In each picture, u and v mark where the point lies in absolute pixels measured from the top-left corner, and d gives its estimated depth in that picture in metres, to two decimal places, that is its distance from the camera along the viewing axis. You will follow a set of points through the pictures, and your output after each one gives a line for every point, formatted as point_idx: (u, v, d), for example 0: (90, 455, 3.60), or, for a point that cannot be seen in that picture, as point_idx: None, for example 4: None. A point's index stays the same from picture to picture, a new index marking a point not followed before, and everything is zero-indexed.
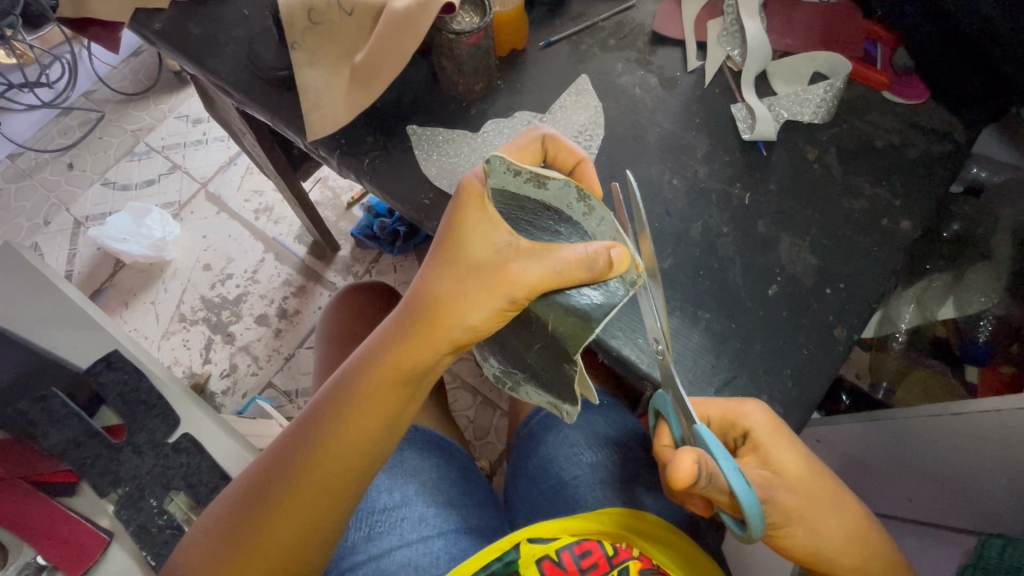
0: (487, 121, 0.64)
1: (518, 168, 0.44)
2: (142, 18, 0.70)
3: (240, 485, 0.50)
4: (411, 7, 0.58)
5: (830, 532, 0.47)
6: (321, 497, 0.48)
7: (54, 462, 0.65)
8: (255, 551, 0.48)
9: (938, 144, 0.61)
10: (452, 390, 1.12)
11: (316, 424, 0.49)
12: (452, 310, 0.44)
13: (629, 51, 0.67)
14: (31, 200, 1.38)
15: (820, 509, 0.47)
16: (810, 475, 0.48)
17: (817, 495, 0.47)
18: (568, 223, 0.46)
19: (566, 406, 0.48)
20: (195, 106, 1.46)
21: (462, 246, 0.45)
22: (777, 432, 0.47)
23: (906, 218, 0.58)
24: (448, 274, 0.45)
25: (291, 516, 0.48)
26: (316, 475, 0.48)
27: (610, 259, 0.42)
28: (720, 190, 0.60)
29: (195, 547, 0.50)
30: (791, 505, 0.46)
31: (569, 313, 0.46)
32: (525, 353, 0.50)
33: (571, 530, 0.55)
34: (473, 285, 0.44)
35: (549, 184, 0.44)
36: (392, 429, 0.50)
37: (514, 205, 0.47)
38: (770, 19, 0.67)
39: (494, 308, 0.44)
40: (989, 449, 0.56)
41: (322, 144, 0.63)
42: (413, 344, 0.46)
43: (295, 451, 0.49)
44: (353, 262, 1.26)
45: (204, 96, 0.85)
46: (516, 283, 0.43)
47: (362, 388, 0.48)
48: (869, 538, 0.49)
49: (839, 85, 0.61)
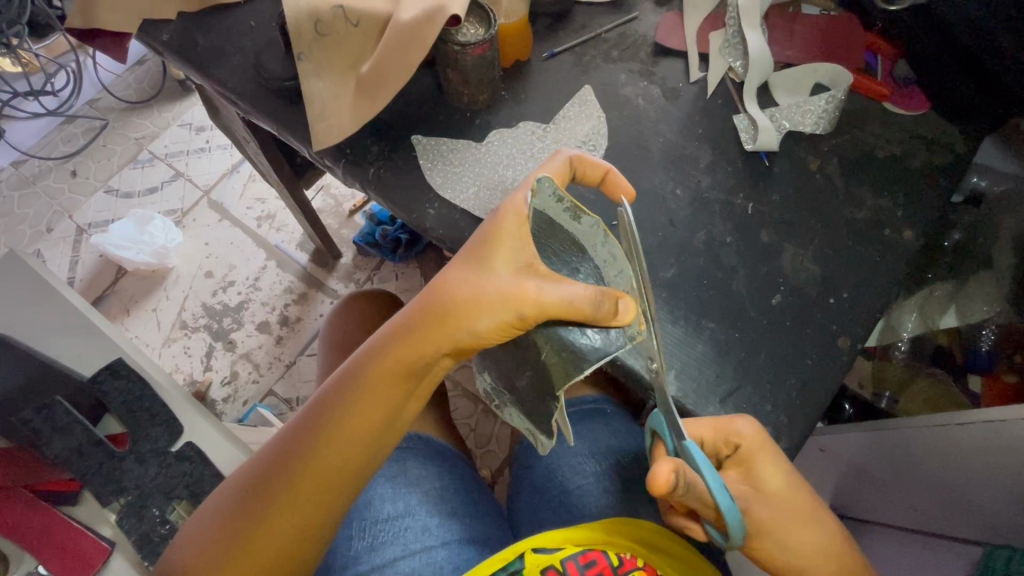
0: (492, 131, 0.64)
1: (562, 194, 0.47)
2: (150, 29, 0.70)
3: (242, 475, 0.50)
4: (418, 17, 0.59)
5: (802, 551, 0.47)
6: (317, 494, 0.48)
7: (56, 471, 0.64)
8: (252, 545, 0.47)
9: (940, 155, 0.61)
10: (453, 398, 1.12)
11: (321, 416, 0.49)
12: (463, 315, 0.45)
13: (632, 63, 0.68)
14: (35, 207, 1.38)
15: (796, 522, 0.47)
16: (789, 490, 0.48)
17: (793, 511, 0.47)
18: (589, 263, 0.49)
19: (541, 436, 0.49)
20: (198, 115, 1.47)
21: (484, 256, 0.46)
22: (756, 456, 0.47)
23: (909, 228, 0.59)
24: (464, 280, 0.46)
25: (290, 510, 0.48)
26: (316, 469, 0.48)
27: (616, 307, 0.44)
28: (723, 201, 0.60)
29: (193, 539, 0.50)
30: (764, 516, 0.47)
31: (563, 348, 0.48)
32: (515, 375, 0.52)
33: (575, 540, 0.54)
34: (487, 295, 0.45)
35: (583, 220, 0.47)
36: (390, 427, 0.50)
37: (548, 229, 0.49)
38: (772, 30, 0.68)
39: (502, 320, 0.45)
40: (994, 462, 0.56)
41: (328, 153, 0.63)
42: (419, 342, 0.47)
43: (298, 441, 0.49)
44: (355, 270, 1.27)
45: (209, 105, 0.85)
46: (529, 301, 0.44)
47: (367, 380, 0.48)
48: (847, 555, 0.49)
49: (840, 96, 0.62)
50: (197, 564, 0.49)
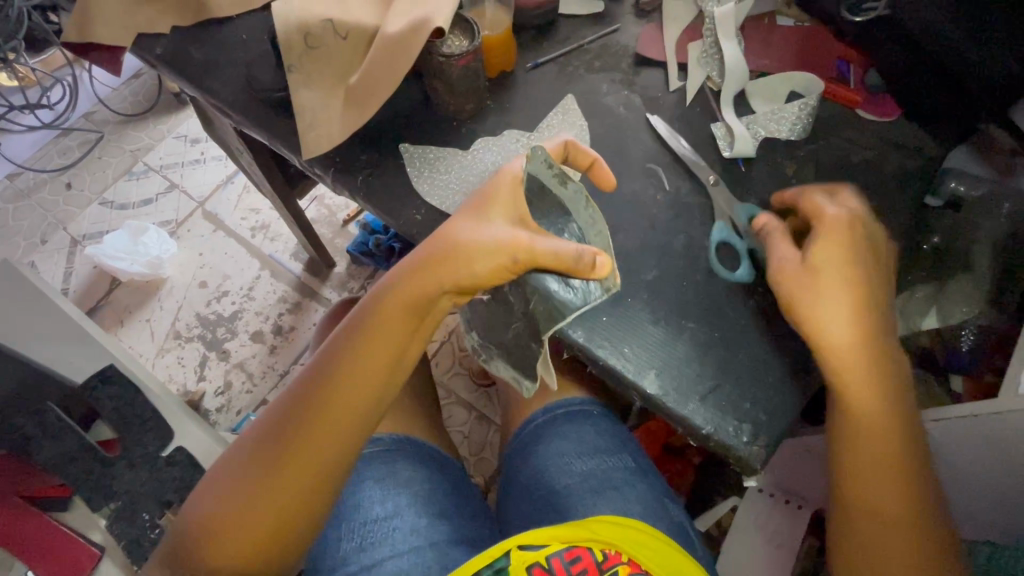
0: (477, 139, 0.66)
1: (553, 161, 0.52)
2: (145, 43, 0.72)
3: (257, 425, 0.52)
4: (404, 31, 0.61)
5: (847, 326, 0.51)
6: (327, 434, 0.49)
7: (44, 477, 0.66)
8: (268, 487, 0.49)
9: (912, 160, 0.63)
10: (446, 406, 1.12)
11: (331, 362, 0.51)
12: (461, 258, 0.48)
13: (614, 72, 0.70)
14: (30, 219, 1.39)
15: (819, 287, 0.52)
16: (838, 266, 0.53)
17: (826, 277, 0.52)
18: (573, 226, 0.54)
19: (526, 380, 0.56)
20: (192, 127, 1.49)
21: (480, 208, 0.50)
22: (831, 233, 0.53)
23: (882, 230, 0.61)
24: (465, 232, 0.49)
25: (303, 449, 0.49)
26: (325, 411, 0.49)
27: (595, 262, 0.47)
28: (703, 206, 0.62)
29: (210, 490, 0.51)
30: (792, 271, 0.54)
31: (547, 300, 0.53)
32: (503, 330, 0.56)
33: (559, 536, 0.54)
34: (482, 241, 0.48)
35: (569, 185, 0.53)
36: (396, 370, 0.52)
37: (538, 196, 0.54)
38: (749, 41, 0.70)
39: (497, 262, 0.48)
40: (977, 463, 0.58)
41: (317, 162, 0.65)
42: (422, 284, 0.50)
43: (309, 388, 0.51)
44: (349, 279, 1.28)
45: (204, 117, 0.87)
46: (521, 244, 0.47)
47: (375, 324, 0.51)
48: (887, 364, 0.52)
49: (813, 103, 0.64)
50: (214, 514, 0.49)
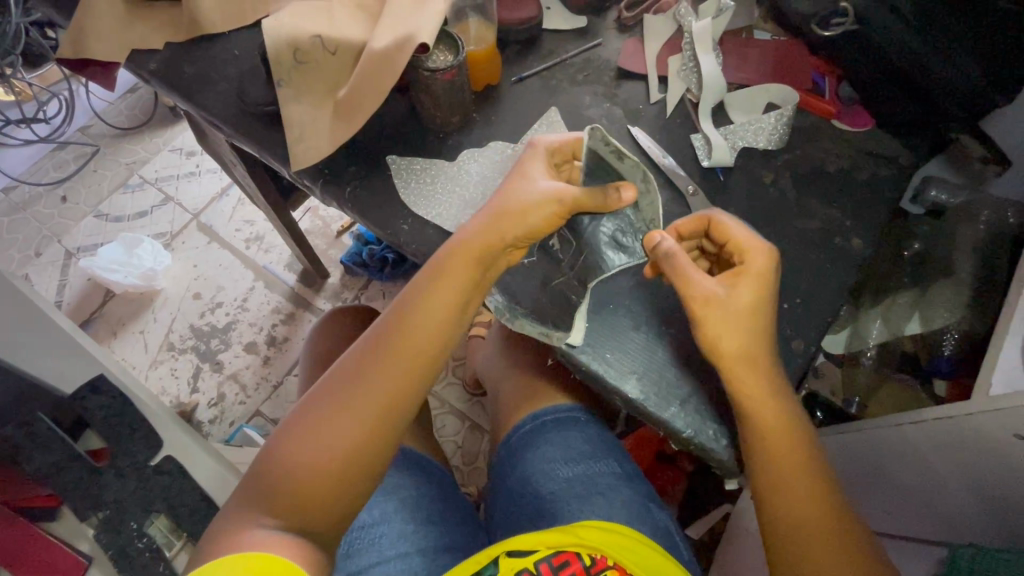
0: (463, 151, 0.67)
1: (610, 139, 0.55)
2: (138, 58, 0.74)
3: (331, 376, 0.53)
4: (389, 47, 0.63)
5: (735, 340, 0.50)
6: (405, 371, 0.52)
7: (36, 487, 0.65)
8: (348, 424, 0.50)
9: (885, 168, 0.65)
10: (439, 415, 1.13)
11: (400, 312, 0.54)
12: (520, 210, 0.53)
13: (596, 85, 0.71)
14: (25, 232, 1.40)
15: (726, 312, 0.51)
16: (746, 298, 0.51)
17: (733, 310, 0.51)
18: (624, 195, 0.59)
19: (559, 333, 0.55)
20: (188, 140, 1.50)
21: (528, 172, 0.56)
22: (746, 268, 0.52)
23: (858, 237, 0.62)
24: (514, 187, 0.55)
25: (384, 386, 0.51)
26: (402, 353, 0.52)
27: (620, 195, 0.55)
28: (683, 215, 0.63)
29: (285, 439, 0.50)
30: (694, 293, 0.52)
31: (597, 254, 0.60)
32: (538, 291, 0.59)
33: (548, 543, 0.55)
34: (537, 194, 0.54)
35: (626, 160, 0.56)
36: (462, 315, 0.55)
37: (594, 167, 0.58)
38: (727, 54, 0.72)
39: (552, 209, 0.53)
40: (954, 462, 0.58)
41: (306, 173, 0.66)
42: (486, 234, 0.53)
43: (382, 337, 0.53)
44: (342, 289, 1.29)
45: (198, 131, 0.89)
46: (569, 192, 0.54)
47: (444, 272, 0.53)
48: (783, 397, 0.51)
49: (788, 115, 0.66)
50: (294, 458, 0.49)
